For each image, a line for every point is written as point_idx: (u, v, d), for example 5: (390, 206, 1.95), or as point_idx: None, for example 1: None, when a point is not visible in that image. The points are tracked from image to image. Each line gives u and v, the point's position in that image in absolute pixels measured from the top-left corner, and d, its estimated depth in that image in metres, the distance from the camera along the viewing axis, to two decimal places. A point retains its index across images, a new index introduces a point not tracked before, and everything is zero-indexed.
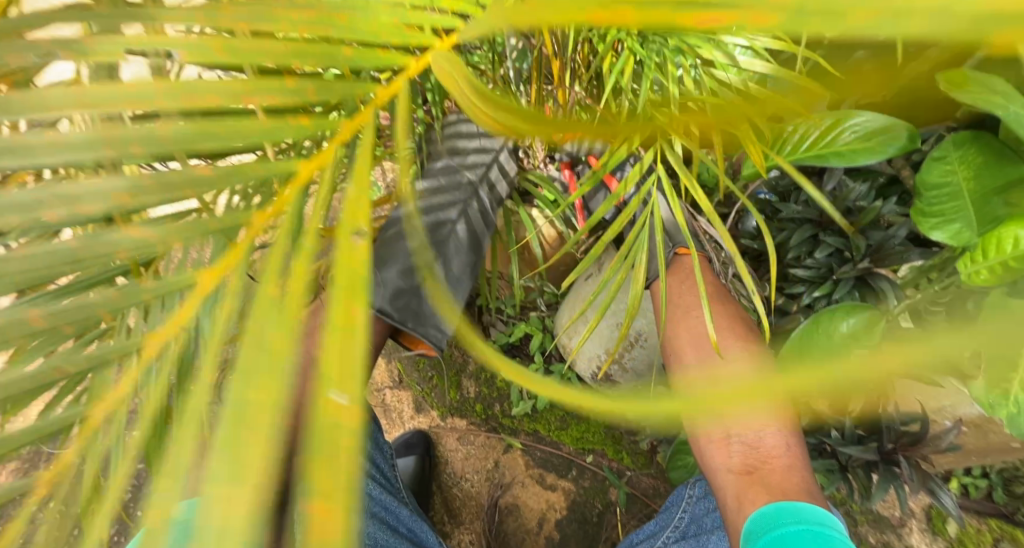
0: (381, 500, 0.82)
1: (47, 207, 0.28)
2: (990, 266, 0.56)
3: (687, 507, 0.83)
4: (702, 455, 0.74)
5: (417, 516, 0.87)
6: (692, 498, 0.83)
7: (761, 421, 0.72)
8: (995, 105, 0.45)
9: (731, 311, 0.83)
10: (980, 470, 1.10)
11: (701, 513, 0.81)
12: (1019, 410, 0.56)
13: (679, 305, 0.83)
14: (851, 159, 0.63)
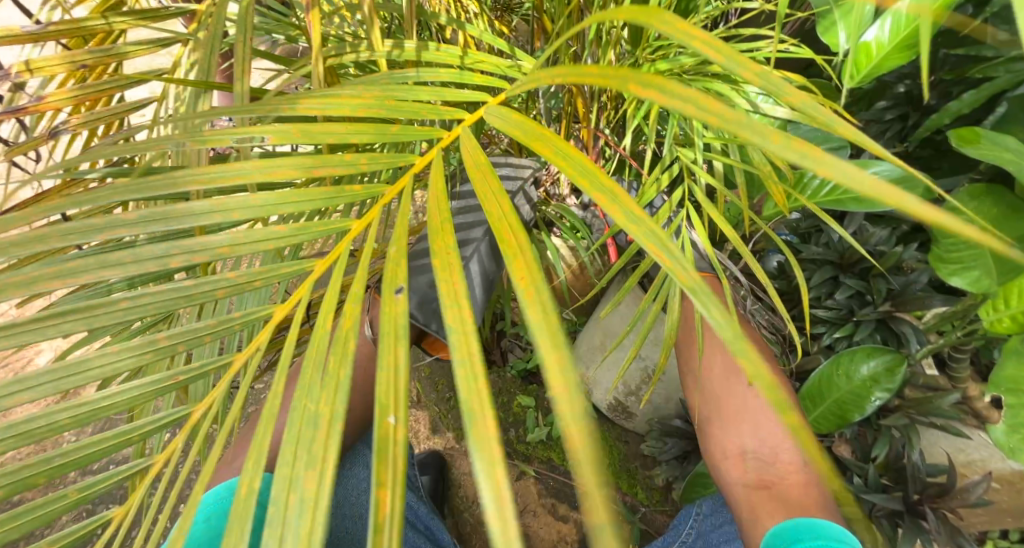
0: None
1: (172, 255, 0.27)
2: (1011, 315, 0.57)
3: (695, 524, 0.82)
4: (718, 470, 0.77)
5: (433, 515, 0.87)
6: (700, 516, 0.83)
7: (777, 438, 0.74)
8: (1008, 161, 0.45)
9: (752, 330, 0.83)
10: (1017, 534, 1.07)
11: (708, 529, 0.80)
12: None
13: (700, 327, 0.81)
14: (868, 205, 0.65)
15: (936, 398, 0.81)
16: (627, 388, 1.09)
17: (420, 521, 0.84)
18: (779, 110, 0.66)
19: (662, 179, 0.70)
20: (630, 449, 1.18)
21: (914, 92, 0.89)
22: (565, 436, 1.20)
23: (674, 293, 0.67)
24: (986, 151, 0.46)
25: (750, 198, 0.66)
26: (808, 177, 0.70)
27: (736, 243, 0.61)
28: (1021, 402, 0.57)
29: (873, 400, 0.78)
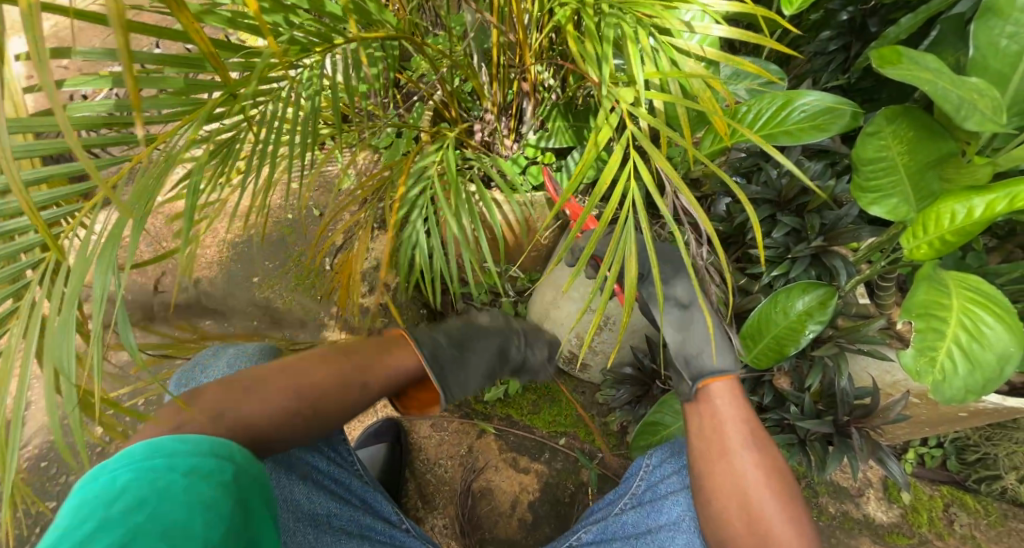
0: (326, 470, 0.78)
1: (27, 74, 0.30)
2: (929, 241, 0.59)
3: (642, 475, 0.82)
4: None
5: (371, 487, 0.85)
6: (648, 468, 0.83)
7: None
8: (924, 81, 0.45)
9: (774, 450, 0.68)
10: (935, 440, 1.19)
11: (656, 481, 0.81)
12: (943, 376, 0.56)
13: (713, 441, 0.67)
14: (798, 137, 0.64)
15: (864, 325, 0.85)
16: (580, 340, 1.10)
17: (353, 495, 0.82)
18: (715, 29, 0.60)
19: (608, 121, 0.65)
20: (586, 399, 1.21)
21: (856, 20, 0.90)
22: (522, 392, 1.22)
23: (629, 249, 0.62)
24: (904, 72, 0.45)
25: (691, 136, 0.62)
26: (742, 111, 0.69)
27: (680, 183, 0.57)
28: (930, 324, 0.58)
29: (806, 334, 0.80)
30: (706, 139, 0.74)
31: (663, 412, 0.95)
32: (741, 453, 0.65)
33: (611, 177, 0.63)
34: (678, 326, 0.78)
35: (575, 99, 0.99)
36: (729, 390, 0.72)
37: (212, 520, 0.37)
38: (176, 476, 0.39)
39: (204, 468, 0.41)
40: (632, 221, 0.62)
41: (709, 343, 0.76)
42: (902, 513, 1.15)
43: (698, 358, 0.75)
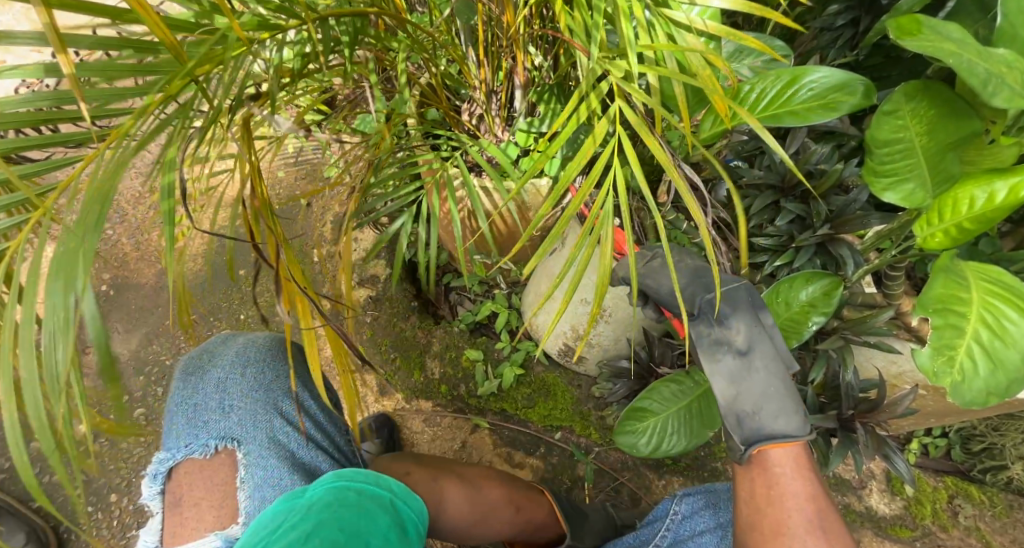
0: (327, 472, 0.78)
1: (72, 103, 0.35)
2: (945, 229, 0.57)
3: (669, 525, 0.83)
4: None
5: None
6: (676, 517, 0.83)
7: None
8: (947, 53, 0.40)
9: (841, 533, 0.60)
10: (940, 430, 1.16)
11: (685, 535, 0.81)
12: (962, 378, 0.52)
13: (766, 516, 0.63)
14: (806, 118, 0.59)
15: (871, 317, 0.81)
16: (575, 333, 1.06)
17: None
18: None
19: (595, 100, 0.60)
20: (582, 392, 1.17)
21: None
22: (517, 386, 1.18)
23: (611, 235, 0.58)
24: (926, 43, 0.41)
25: (689, 118, 0.57)
26: (744, 91, 0.64)
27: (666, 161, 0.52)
28: (948, 321, 0.53)
29: (810, 326, 0.77)
30: (706, 121, 0.69)
31: (652, 397, 0.88)
32: (802, 534, 0.60)
33: (592, 155, 0.59)
34: (730, 379, 0.71)
35: (568, 79, 0.94)
36: (794, 458, 0.66)
37: (374, 534, 0.54)
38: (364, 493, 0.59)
39: (380, 496, 0.61)
40: (614, 202, 0.57)
41: (771, 402, 0.69)
42: (905, 505, 1.13)
43: (753, 418, 0.69)
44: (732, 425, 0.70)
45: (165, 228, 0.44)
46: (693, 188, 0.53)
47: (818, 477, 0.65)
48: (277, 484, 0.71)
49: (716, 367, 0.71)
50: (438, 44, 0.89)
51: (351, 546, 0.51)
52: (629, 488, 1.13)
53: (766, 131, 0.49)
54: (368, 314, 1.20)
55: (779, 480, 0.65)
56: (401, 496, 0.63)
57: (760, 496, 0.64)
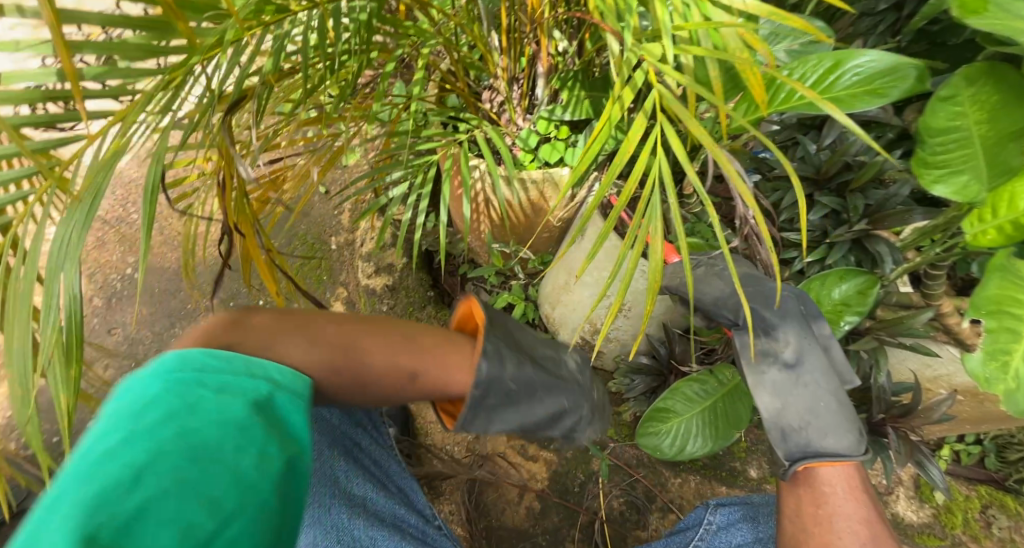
0: (370, 449, 0.71)
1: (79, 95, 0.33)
2: (997, 226, 0.51)
3: (703, 535, 0.76)
4: None
5: (405, 474, 0.79)
6: (711, 527, 0.77)
7: None
8: (1020, 30, 0.36)
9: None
10: (973, 437, 1.10)
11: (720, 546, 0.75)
12: (1016, 385, 0.49)
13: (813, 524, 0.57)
14: (850, 105, 0.55)
15: (908, 318, 0.76)
16: (593, 326, 1.04)
17: (391, 482, 0.75)
18: None
19: (628, 85, 0.56)
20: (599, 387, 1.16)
21: None
22: None
23: (657, 229, 0.53)
24: (995, 21, 0.37)
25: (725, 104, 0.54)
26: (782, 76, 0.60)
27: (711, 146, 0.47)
28: (1002, 324, 0.49)
29: (842, 326, 0.74)
30: (739, 108, 0.65)
31: (675, 398, 0.85)
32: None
33: (635, 145, 0.55)
34: (775, 391, 0.67)
35: (593, 64, 0.90)
36: (845, 478, 0.61)
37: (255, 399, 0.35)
38: (209, 398, 0.31)
39: (250, 395, 0.34)
40: (659, 192, 0.53)
41: (821, 418, 0.65)
42: (934, 513, 1.08)
43: (800, 433, 0.65)
44: (776, 439, 0.66)
45: (148, 210, 0.42)
46: (744, 178, 0.49)
47: (872, 501, 0.59)
48: None
49: (761, 378, 0.68)
50: (458, 27, 0.86)
51: (198, 415, 0.30)
52: (644, 485, 1.10)
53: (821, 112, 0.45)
54: (383, 303, 1.20)
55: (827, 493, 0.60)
56: (290, 383, 0.38)
57: (806, 503, 0.59)
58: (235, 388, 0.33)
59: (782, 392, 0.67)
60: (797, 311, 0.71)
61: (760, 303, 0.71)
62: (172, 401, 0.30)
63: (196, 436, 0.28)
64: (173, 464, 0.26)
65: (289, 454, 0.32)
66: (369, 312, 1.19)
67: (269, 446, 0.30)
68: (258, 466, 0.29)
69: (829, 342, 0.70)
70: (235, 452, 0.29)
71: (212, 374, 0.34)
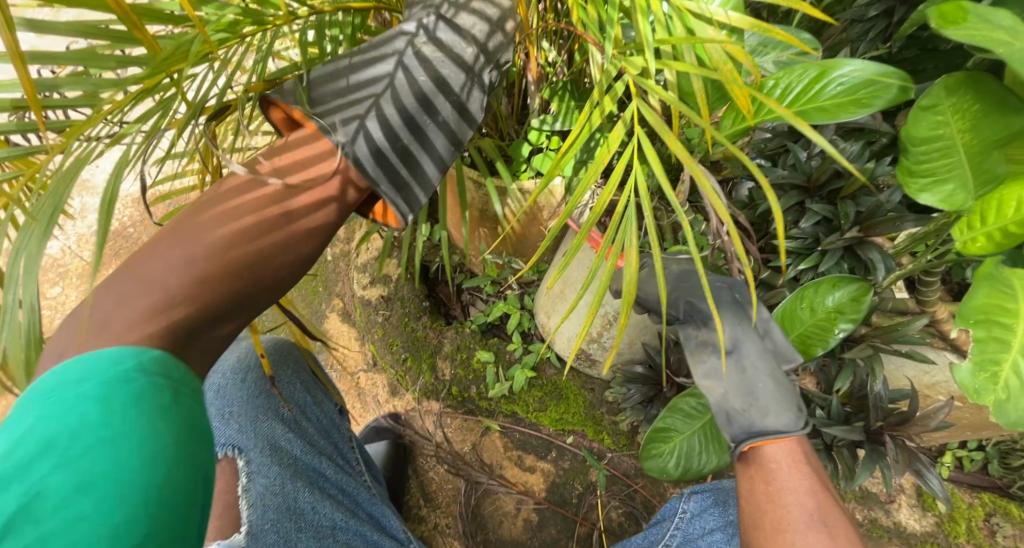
0: (335, 480, 0.72)
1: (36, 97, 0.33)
2: (987, 234, 0.52)
3: (679, 524, 0.75)
4: None
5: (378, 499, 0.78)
6: (686, 515, 0.75)
7: None
8: (999, 42, 0.36)
9: (839, 515, 0.54)
10: (976, 443, 1.09)
11: (695, 534, 0.72)
12: (1007, 395, 0.47)
13: (762, 500, 0.57)
14: (835, 115, 0.55)
15: (903, 325, 0.76)
16: (589, 336, 1.03)
17: (360, 508, 0.74)
18: None
19: (609, 96, 0.57)
20: (595, 396, 1.15)
21: None
22: (528, 389, 1.16)
23: (630, 242, 0.52)
24: (972, 32, 0.37)
25: (708, 115, 0.53)
26: (769, 85, 0.60)
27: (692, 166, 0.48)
28: (991, 334, 0.49)
29: (836, 333, 0.73)
30: (726, 118, 0.65)
31: (674, 416, 0.84)
32: (806, 535, 0.52)
33: (609, 159, 0.55)
34: (716, 376, 0.70)
35: (584, 73, 0.91)
36: (789, 453, 0.61)
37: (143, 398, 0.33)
38: (90, 410, 0.31)
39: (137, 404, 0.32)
40: (633, 207, 0.53)
41: (759, 398, 0.66)
42: (937, 522, 1.07)
43: (743, 414, 0.66)
44: (723, 423, 0.67)
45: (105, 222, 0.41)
46: (717, 192, 0.49)
47: (818, 472, 0.59)
48: (282, 492, 0.62)
49: (702, 367, 0.71)
50: None
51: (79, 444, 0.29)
52: (642, 496, 1.09)
53: (799, 127, 0.46)
54: (379, 314, 1.21)
55: (774, 469, 0.60)
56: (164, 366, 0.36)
57: (754, 483, 0.59)
58: (121, 391, 0.32)
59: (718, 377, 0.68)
60: (732, 298, 0.74)
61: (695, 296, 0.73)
62: (47, 424, 0.30)
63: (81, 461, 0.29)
64: (66, 498, 0.28)
65: (190, 435, 0.34)
66: (366, 322, 1.22)
67: (169, 446, 0.32)
68: (166, 479, 0.31)
69: (769, 326, 0.72)
70: (126, 460, 0.30)
71: (91, 373, 0.33)
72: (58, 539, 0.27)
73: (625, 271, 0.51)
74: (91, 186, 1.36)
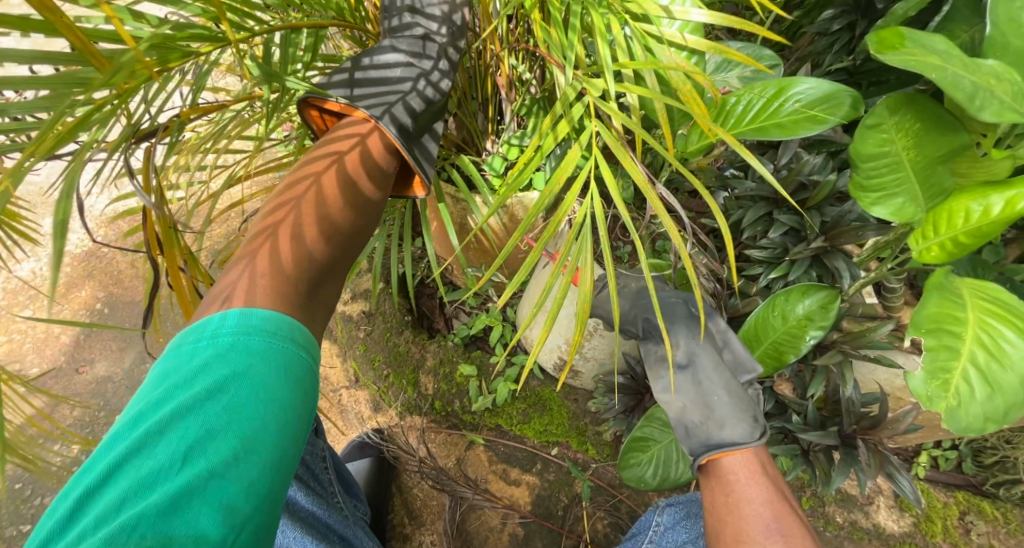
0: (309, 504, 0.70)
1: None
2: (941, 243, 0.54)
3: (653, 538, 0.74)
4: None
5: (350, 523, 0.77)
6: (659, 528, 0.75)
7: None
8: (931, 66, 0.38)
9: (794, 523, 0.55)
10: (949, 443, 1.12)
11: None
12: (957, 402, 0.49)
13: (723, 514, 0.58)
14: (792, 132, 0.57)
15: (870, 331, 0.78)
16: (571, 347, 1.04)
17: (334, 531, 0.73)
18: (695, 12, 0.51)
19: (572, 117, 0.58)
20: (579, 407, 1.16)
21: None
22: (511, 401, 1.17)
23: (586, 259, 0.53)
24: (909, 56, 0.39)
25: (670, 134, 0.55)
26: (731, 103, 0.62)
27: (648, 191, 0.50)
28: (942, 342, 0.51)
29: (807, 340, 0.75)
30: (693, 134, 0.67)
31: (652, 426, 0.85)
32: (759, 538, 0.54)
33: (567, 178, 0.56)
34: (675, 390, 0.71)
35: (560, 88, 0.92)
36: (745, 464, 0.63)
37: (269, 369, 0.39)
38: (255, 367, 0.38)
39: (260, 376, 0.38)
40: (589, 225, 0.54)
41: (715, 410, 0.67)
42: (915, 522, 1.09)
43: (701, 427, 0.67)
44: (682, 437, 0.69)
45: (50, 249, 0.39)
46: (670, 210, 0.51)
47: (773, 482, 0.61)
48: None
49: (661, 382, 0.73)
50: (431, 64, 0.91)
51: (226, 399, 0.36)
52: (628, 505, 1.09)
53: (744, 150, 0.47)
54: (361, 330, 1.21)
55: (733, 481, 0.61)
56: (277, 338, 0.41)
57: (716, 496, 0.60)
58: (271, 359, 0.39)
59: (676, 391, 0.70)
60: (686, 313, 0.75)
61: (651, 312, 0.76)
62: (223, 371, 0.37)
63: (245, 413, 0.36)
64: (233, 433, 0.35)
65: (310, 409, 0.42)
66: (347, 338, 1.21)
67: (300, 412, 0.40)
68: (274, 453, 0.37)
69: (726, 337, 0.73)
70: (275, 417, 0.38)
71: (257, 336, 0.39)
72: (223, 468, 0.34)
73: (583, 291, 0.51)
74: (64, 206, 1.34)
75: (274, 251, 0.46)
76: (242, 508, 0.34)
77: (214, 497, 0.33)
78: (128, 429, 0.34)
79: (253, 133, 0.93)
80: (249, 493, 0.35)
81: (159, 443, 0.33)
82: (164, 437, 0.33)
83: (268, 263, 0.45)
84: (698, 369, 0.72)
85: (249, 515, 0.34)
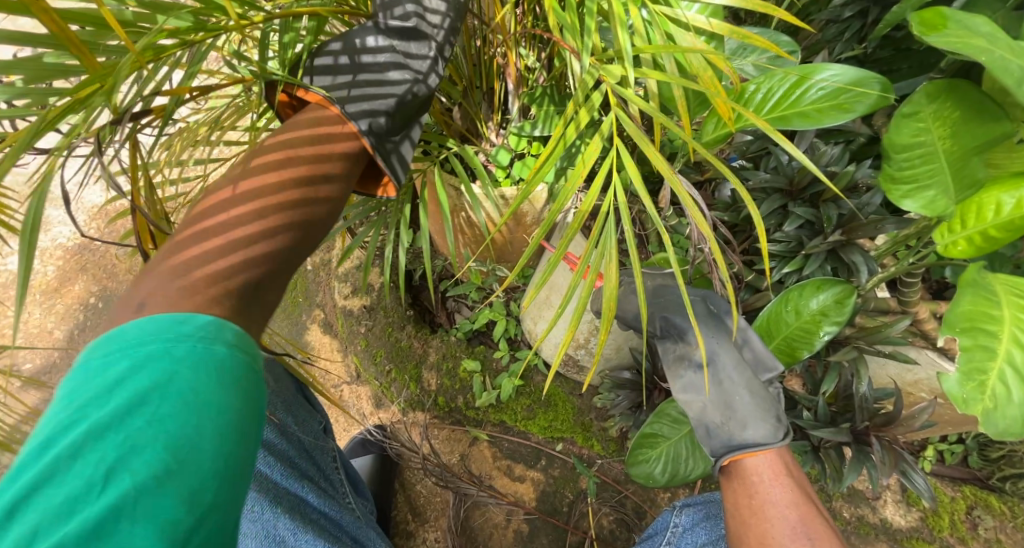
0: (319, 505, 0.68)
1: None
2: (968, 236, 0.55)
3: (671, 539, 0.73)
4: None
5: (362, 524, 0.74)
6: (677, 530, 0.74)
7: None
8: (978, 49, 0.36)
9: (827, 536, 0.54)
10: (956, 436, 1.11)
11: None
12: (994, 404, 0.48)
13: (752, 519, 0.56)
14: (817, 121, 0.55)
15: (886, 327, 0.77)
16: (576, 343, 1.02)
17: (346, 533, 0.70)
18: None
19: (589, 105, 0.56)
20: (584, 402, 1.15)
21: None
22: (515, 397, 1.15)
23: (609, 261, 0.51)
24: (953, 39, 0.37)
25: (690, 123, 0.53)
26: (750, 91, 0.60)
27: (674, 184, 0.48)
28: (976, 342, 0.49)
29: (821, 336, 0.73)
30: (709, 123, 0.65)
31: (662, 422, 0.83)
32: (785, 541, 0.53)
33: (587, 171, 0.54)
34: (695, 390, 0.69)
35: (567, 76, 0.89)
36: (770, 466, 0.61)
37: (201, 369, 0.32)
38: (183, 376, 0.31)
39: (192, 375, 0.31)
40: (611, 222, 0.52)
41: (737, 410, 0.65)
42: (922, 517, 1.08)
43: (723, 428, 0.65)
44: (703, 437, 0.67)
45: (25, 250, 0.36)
46: (697, 204, 0.49)
47: (798, 484, 0.59)
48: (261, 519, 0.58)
49: (679, 381, 0.71)
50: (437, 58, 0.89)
51: (150, 407, 0.29)
52: (634, 502, 1.08)
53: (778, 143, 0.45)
54: (362, 325, 1.18)
55: (758, 485, 0.59)
56: (216, 336, 0.34)
57: (743, 499, 0.59)
58: (209, 357, 0.33)
59: (697, 391, 0.68)
60: (705, 310, 0.74)
61: (670, 310, 0.74)
62: (143, 382, 0.30)
63: (176, 423, 0.30)
64: (164, 441, 0.29)
65: (258, 411, 0.35)
66: (348, 333, 1.19)
67: (252, 405, 0.34)
68: (223, 459, 0.31)
69: (746, 335, 0.72)
70: (217, 418, 0.31)
71: (180, 343, 0.32)
72: (155, 483, 0.27)
73: (608, 288, 0.49)
74: (55, 198, 1.30)
75: (214, 253, 0.40)
76: (185, 523, 0.28)
77: (149, 516, 0.27)
78: (28, 460, 0.27)
79: (248, 122, 0.90)
80: (194, 506, 0.28)
81: (73, 466, 0.27)
82: (79, 459, 0.27)
83: (208, 270, 0.39)
84: (718, 368, 0.70)
85: (195, 530, 0.28)
